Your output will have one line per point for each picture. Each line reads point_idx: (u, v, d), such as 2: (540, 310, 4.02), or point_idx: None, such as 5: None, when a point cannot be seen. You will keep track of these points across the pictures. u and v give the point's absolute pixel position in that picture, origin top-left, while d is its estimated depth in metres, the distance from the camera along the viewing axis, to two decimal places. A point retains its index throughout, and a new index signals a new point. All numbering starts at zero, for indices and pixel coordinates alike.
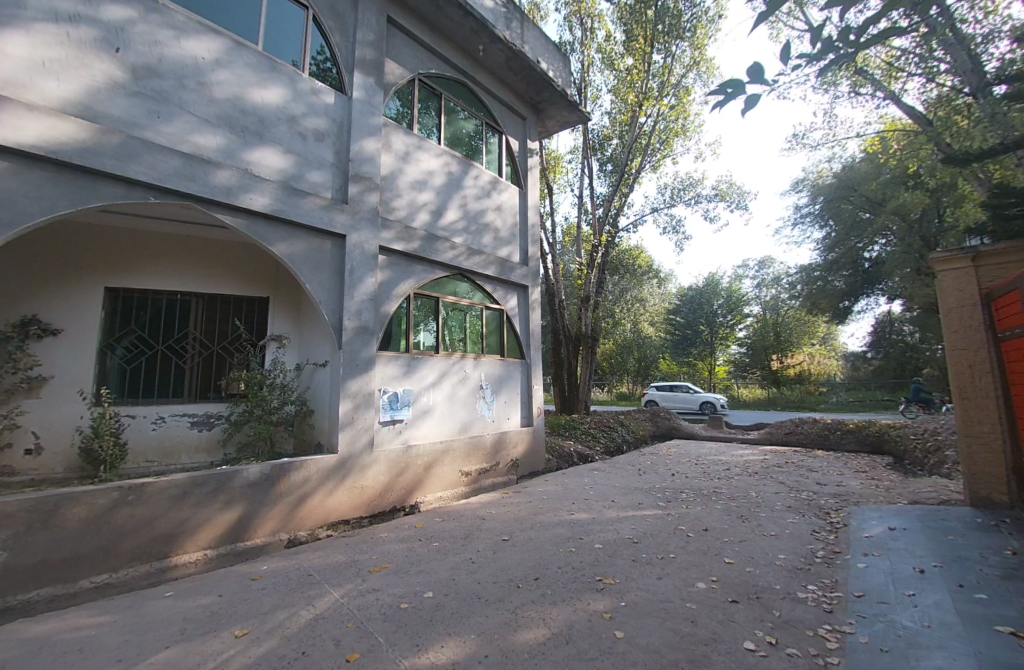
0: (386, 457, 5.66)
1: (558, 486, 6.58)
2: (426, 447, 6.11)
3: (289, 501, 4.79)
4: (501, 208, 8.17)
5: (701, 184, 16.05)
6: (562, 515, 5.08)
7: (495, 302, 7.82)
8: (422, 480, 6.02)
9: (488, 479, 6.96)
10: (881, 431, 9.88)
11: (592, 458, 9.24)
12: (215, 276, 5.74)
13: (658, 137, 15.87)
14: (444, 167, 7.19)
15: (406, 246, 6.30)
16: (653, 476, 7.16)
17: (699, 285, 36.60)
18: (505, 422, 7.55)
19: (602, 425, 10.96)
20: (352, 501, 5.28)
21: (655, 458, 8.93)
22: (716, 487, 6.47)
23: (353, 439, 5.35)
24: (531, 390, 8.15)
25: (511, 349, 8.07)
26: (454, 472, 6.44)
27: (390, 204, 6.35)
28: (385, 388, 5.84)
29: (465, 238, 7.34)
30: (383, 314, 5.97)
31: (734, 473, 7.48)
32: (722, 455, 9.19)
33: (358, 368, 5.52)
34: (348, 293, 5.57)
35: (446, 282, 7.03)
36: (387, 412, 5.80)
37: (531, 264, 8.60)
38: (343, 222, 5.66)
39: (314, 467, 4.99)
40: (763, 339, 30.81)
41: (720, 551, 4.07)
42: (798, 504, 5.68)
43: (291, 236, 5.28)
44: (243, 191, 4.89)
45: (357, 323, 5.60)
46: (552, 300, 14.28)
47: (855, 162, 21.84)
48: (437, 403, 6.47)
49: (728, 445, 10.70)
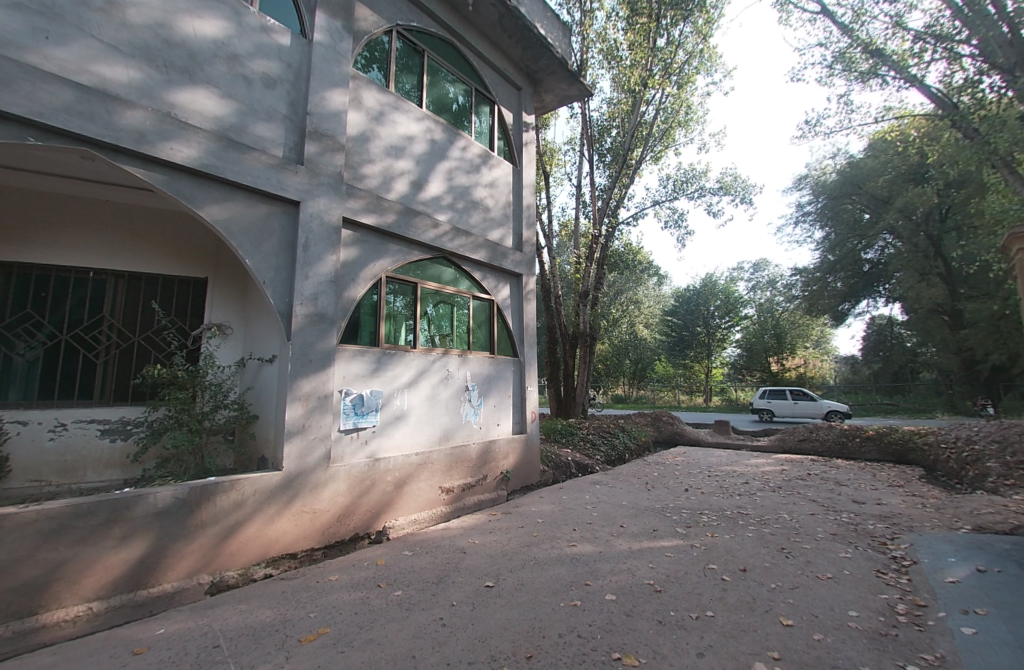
0: (348, 474, 4.64)
1: (555, 505, 5.57)
2: (399, 461, 5.10)
3: (212, 534, 3.78)
4: (493, 185, 7.15)
5: (705, 175, 15.12)
6: (562, 547, 4.08)
7: (485, 291, 6.81)
8: (392, 501, 4.99)
9: (473, 496, 5.95)
10: (906, 439, 8.95)
11: (592, 468, 8.26)
12: (136, 251, 4.69)
13: (660, 126, 14.97)
14: (428, 132, 6.14)
15: (376, 221, 5.25)
16: (663, 492, 6.18)
17: (695, 286, 35.86)
18: (493, 428, 6.55)
19: (601, 430, 9.96)
20: (300, 530, 4.27)
21: (662, 469, 7.96)
22: (741, 507, 5.49)
23: (303, 451, 4.33)
24: (525, 392, 7.15)
25: (502, 345, 7.07)
26: (433, 489, 5.43)
27: (359, 171, 5.29)
28: (348, 390, 4.81)
29: (450, 216, 6.31)
30: (346, 300, 4.93)
31: (755, 487, 6.52)
32: (736, 466, 8.22)
33: (311, 365, 4.48)
34: (300, 273, 4.53)
35: (428, 266, 6.01)
36: (350, 418, 4.79)
37: (525, 250, 7.58)
38: (296, 186, 4.62)
39: (249, 488, 3.98)
40: (761, 342, 30.03)
41: (772, 606, 3.08)
42: (844, 529, 4.73)
43: (227, 201, 4.23)
44: (162, 139, 3.84)
45: (312, 311, 4.56)
46: (547, 296, 13.28)
47: (860, 159, 21.10)
48: (413, 407, 5.44)
49: (738, 454, 9.73)
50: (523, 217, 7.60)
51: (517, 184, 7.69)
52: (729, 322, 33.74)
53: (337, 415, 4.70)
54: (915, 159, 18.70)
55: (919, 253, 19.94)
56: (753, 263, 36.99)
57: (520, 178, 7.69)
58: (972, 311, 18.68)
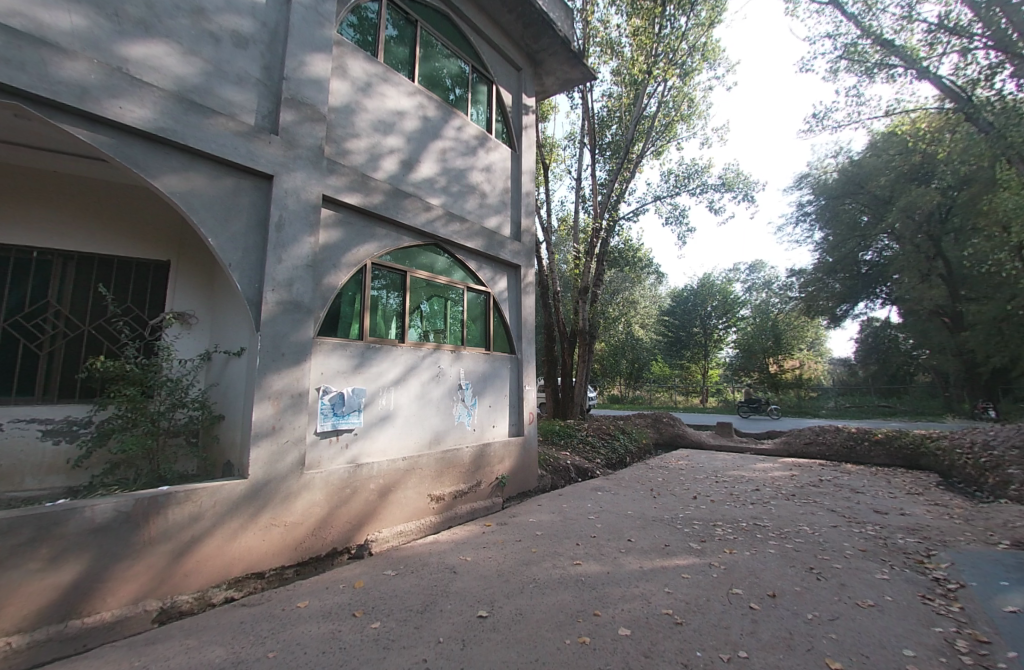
0: (325, 482, 4.15)
1: (555, 515, 5.10)
2: (383, 467, 4.60)
3: (164, 552, 3.29)
4: (491, 169, 6.64)
5: (708, 170, 14.67)
6: (565, 566, 3.61)
7: (480, 282, 6.32)
8: (376, 511, 4.49)
9: (466, 504, 5.45)
10: (918, 443, 8.57)
11: (593, 472, 7.80)
12: (87, 229, 4.16)
13: (662, 118, 14.51)
14: (420, 108, 5.64)
15: (361, 201, 4.75)
16: (671, 499, 5.72)
17: (692, 286, 35.50)
18: (488, 431, 6.06)
19: (601, 432, 9.50)
20: (269, 546, 3.78)
21: (666, 473, 7.51)
22: (758, 517, 5.04)
23: (273, 457, 3.84)
24: (523, 392, 6.67)
25: (498, 342, 6.58)
26: (422, 498, 4.93)
27: (343, 146, 4.79)
28: (326, 388, 4.32)
29: (443, 200, 5.80)
30: (325, 288, 4.42)
31: (768, 495, 6.07)
32: (743, 471, 7.79)
33: (284, 360, 3.97)
34: (273, 256, 4.02)
35: (418, 254, 5.51)
36: (328, 420, 4.30)
37: (524, 239, 7.08)
38: (270, 159, 4.12)
39: (208, 499, 3.50)
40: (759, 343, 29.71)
41: (814, 643, 2.63)
42: (874, 544, 4.30)
43: (188, 172, 3.73)
44: (110, 97, 3.32)
45: (286, 298, 4.06)
46: (545, 292, 12.79)
47: (862, 158, 20.75)
48: (400, 407, 4.94)
49: (743, 458, 9.30)
50: (522, 205, 7.09)
51: (516, 170, 7.18)
52: (726, 323, 33.41)
53: (314, 415, 4.21)
54: (918, 159, 18.37)
55: (921, 253, 19.61)
56: (749, 264, 36.69)
57: (519, 163, 7.19)
58: (974, 313, 18.43)
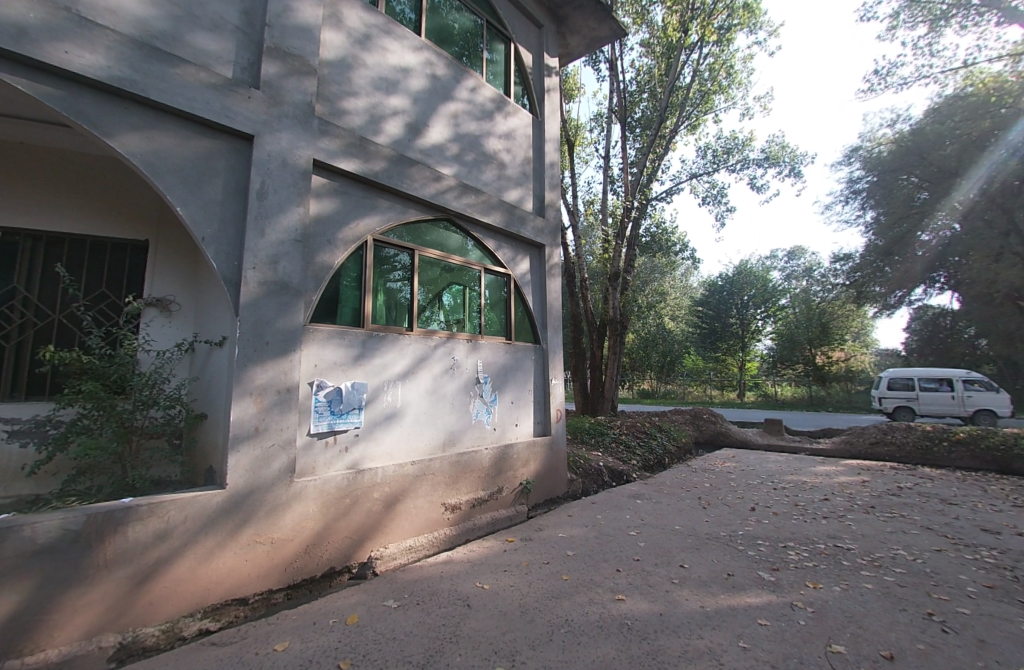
0: (320, 492, 3.55)
1: (588, 528, 4.37)
2: (389, 473, 3.98)
3: (124, 578, 2.78)
4: (511, 137, 5.89)
5: (749, 144, 13.41)
6: (603, 605, 2.88)
7: (499, 263, 5.61)
8: (380, 524, 3.88)
9: (487, 514, 4.76)
10: (1011, 443, 7.32)
11: (630, 475, 6.88)
12: (55, 205, 3.69)
13: (698, 90, 13.35)
14: (428, 65, 4.97)
15: (359, 167, 4.12)
16: (725, 511, 4.88)
17: (727, 274, 33.69)
18: (511, 430, 5.36)
19: (636, 431, 8.65)
20: (252, 568, 3.22)
21: (713, 478, 6.62)
22: (837, 537, 4.15)
23: (257, 464, 3.27)
24: (549, 386, 5.94)
25: (521, 331, 5.86)
26: (435, 508, 4.28)
27: (338, 106, 4.17)
28: (321, 382, 3.72)
29: (456, 169, 5.11)
30: (318, 267, 3.82)
31: (841, 507, 5.13)
32: (803, 476, 6.80)
33: (268, 350, 3.39)
34: (254, 229, 3.44)
35: (429, 230, 4.84)
36: (324, 419, 3.71)
37: (549, 215, 6.32)
38: (250, 117, 3.53)
39: (178, 514, 2.96)
40: (802, 333, 27.57)
41: None
42: (1000, 576, 3.36)
43: (153, 131, 3.18)
44: (51, 38, 2.78)
45: (270, 278, 3.47)
46: (571, 280, 11.95)
47: (922, 128, 18.80)
48: (408, 404, 4.31)
49: (800, 460, 8.25)
50: (546, 177, 6.33)
51: (538, 138, 6.41)
52: (765, 313, 31.49)
53: (306, 414, 3.62)
54: (990, 123, 16.44)
55: (993, 230, 17.57)
56: (789, 250, 34.51)
57: (542, 131, 6.42)
58: None
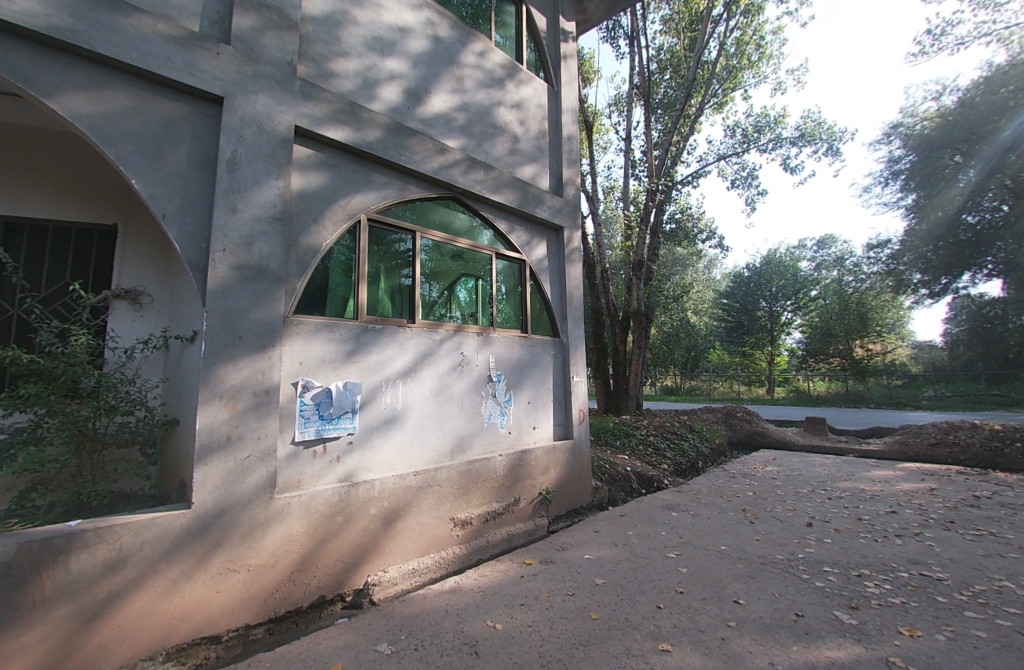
0: (306, 509, 3.05)
1: (619, 549, 3.77)
2: (388, 486, 3.46)
3: (66, 617, 2.33)
4: (524, 107, 5.31)
5: (782, 120, 12.48)
6: (645, 659, 2.29)
7: (513, 247, 5.04)
8: (377, 545, 3.38)
9: (502, 529, 4.22)
10: None
11: (661, 482, 6.22)
12: (7, 186, 3.24)
13: (725, 65, 12.48)
14: (429, 25, 4.42)
15: (349, 136, 3.61)
16: (778, 528, 4.21)
17: (754, 265, 32.28)
18: (528, 434, 4.80)
19: (664, 431, 7.98)
20: (226, 599, 2.76)
21: (756, 486, 5.92)
22: (922, 564, 3.44)
23: (229, 479, 2.78)
24: (570, 383, 5.35)
25: (538, 323, 5.28)
26: (442, 524, 3.76)
27: (326, 67, 3.66)
28: (307, 383, 3.19)
29: (463, 142, 4.56)
30: (303, 249, 3.31)
31: (915, 523, 4.39)
32: (859, 484, 6.02)
33: (242, 346, 2.90)
34: (224, 205, 2.96)
35: (434, 209, 4.29)
36: (311, 425, 3.19)
37: (568, 195, 5.71)
38: (219, 77, 3.05)
39: (133, 540, 2.50)
40: (840, 321, 25.53)
41: None
42: None
43: (104, 91, 2.72)
44: None
45: (243, 262, 2.98)
46: (591, 271, 11.30)
47: (972, 99, 17.29)
48: (410, 406, 3.78)
49: (850, 463, 7.43)
50: (564, 152, 5.72)
51: (555, 109, 5.80)
52: (794, 305, 30.09)
53: (290, 420, 3.11)
54: None
55: None
56: (819, 239, 32.93)
57: (558, 101, 5.81)
58: None
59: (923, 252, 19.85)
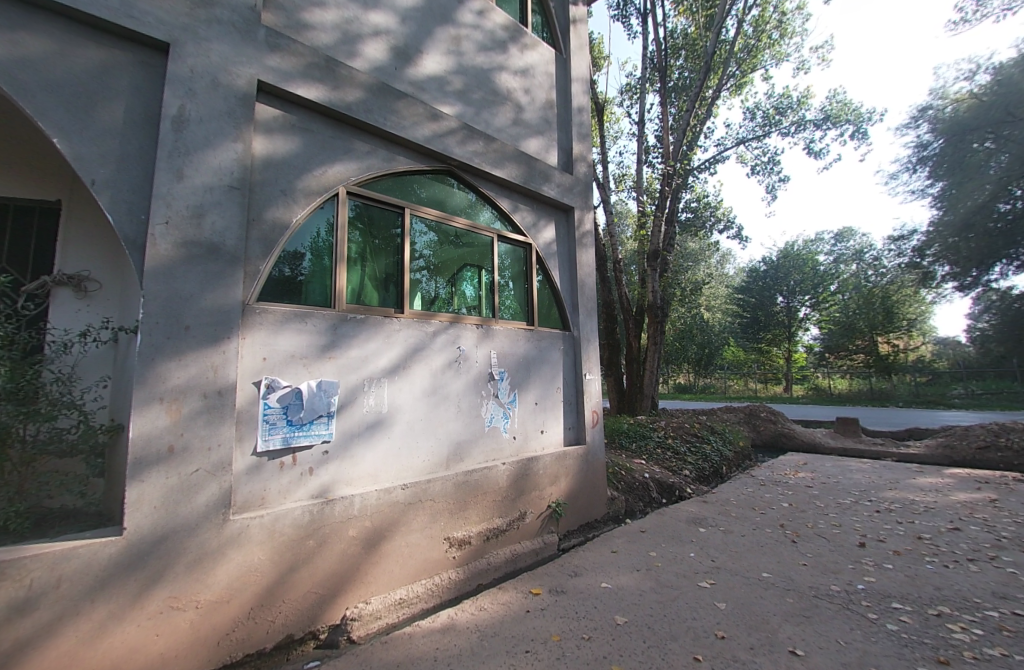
0: (269, 533, 2.55)
1: (642, 576, 3.22)
2: (371, 503, 2.95)
3: None
4: (529, 75, 4.78)
5: (805, 102, 11.77)
6: None
7: (517, 228, 4.51)
8: (357, 572, 2.87)
9: (505, 547, 3.71)
10: None
11: (683, 490, 5.65)
12: None
13: (743, 44, 11.79)
14: None
15: (324, 95, 3.10)
16: (826, 552, 3.63)
17: (770, 259, 31.27)
18: (535, 439, 4.27)
19: (684, 434, 7.38)
20: (169, 645, 2.25)
21: (790, 495, 5.32)
22: (1013, 602, 2.84)
23: (172, 499, 2.29)
24: (582, 382, 4.81)
25: (546, 314, 4.75)
26: (435, 545, 3.26)
27: (297, 17, 3.16)
28: (272, 383, 2.70)
29: (459, 109, 4.04)
30: (268, 225, 2.82)
31: (987, 545, 3.77)
32: (906, 494, 5.38)
33: (189, 338, 2.42)
34: (169, 170, 2.47)
35: (426, 184, 3.77)
36: (278, 433, 2.69)
37: (579, 173, 5.16)
38: (163, 18, 2.56)
39: (46, 577, 1.99)
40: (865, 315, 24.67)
41: None
42: None
43: (18, 31, 2.25)
44: None
45: (192, 238, 2.50)
46: (603, 264, 10.70)
47: (1006, 79, 16.20)
48: (398, 409, 3.27)
49: (889, 468, 6.77)
50: (574, 126, 5.17)
51: (563, 78, 5.24)
52: (813, 300, 29.09)
53: (251, 426, 2.62)
54: None
55: None
56: (837, 232, 31.84)
57: (567, 70, 5.26)
58: None
59: (954, 243, 18.73)
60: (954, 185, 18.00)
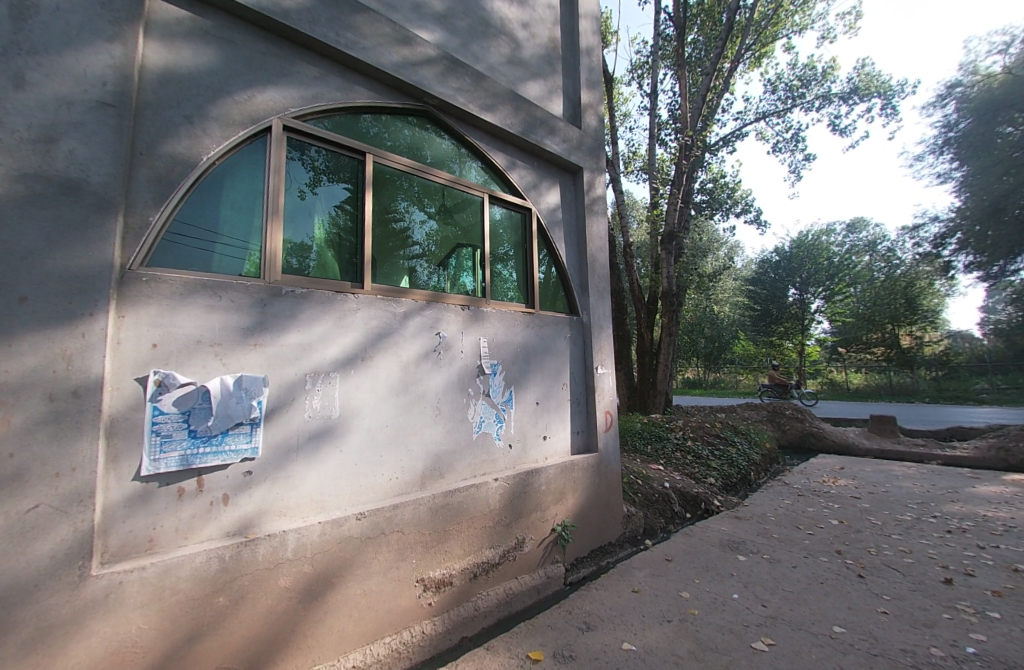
0: (156, 591, 1.80)
1: (674, 632, 2.44)
2: (312, 540, 2.20)
3: None
4: (528, 6, 3.96)
5: (831, 73, 10.82)
6: None
7: (514, 190, 3.72)
8: (293, 636, 2.13)
9: (497, 586, 2.97)
10: None
11: (710, 504, 4.87)
12: None
13: (764, 10, 10.83)
14: None
15: None
16: (907, 594, 2.83)
17: (782, 250, 30.20)
18: (536, 447, 3.50)
19: (706, 435, 6.60)
20: None
21: (838, 510, 4.52)
22: None
23: None
24: (592, 378, 4.03)
25: (549, 295, 3.97)
26: (404, 589, 2.52)
27: None
28: (166, 380, 1.95)
29: (440, 37, 3.24)
30: (165, 162, 2.06)
31: None
32: (976, 509, 4.55)
33: (27, 314, 1.66)
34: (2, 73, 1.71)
35: (395, 127, 2.98)
36: (173, 449, 1.94)
37: (589, 129, 4.35)
38: None
39: None
40: (889, 305, 23.27)
41: None
42: None
43: None
44: None
45: (37, 171, 1.73)
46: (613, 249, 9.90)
47: None
48: (355, 413, 2.51)
49: (942, 475, 5.93)
50: (582, 72, 4.36)
51: (569, 16, 4.42)
52: (827, 292, 28.06)
53: (132, 441, 1.86)
54: None
55: None
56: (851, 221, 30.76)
57: (573, 7, 4.44)
58: None
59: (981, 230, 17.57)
60: (982, 169, 16.85)
